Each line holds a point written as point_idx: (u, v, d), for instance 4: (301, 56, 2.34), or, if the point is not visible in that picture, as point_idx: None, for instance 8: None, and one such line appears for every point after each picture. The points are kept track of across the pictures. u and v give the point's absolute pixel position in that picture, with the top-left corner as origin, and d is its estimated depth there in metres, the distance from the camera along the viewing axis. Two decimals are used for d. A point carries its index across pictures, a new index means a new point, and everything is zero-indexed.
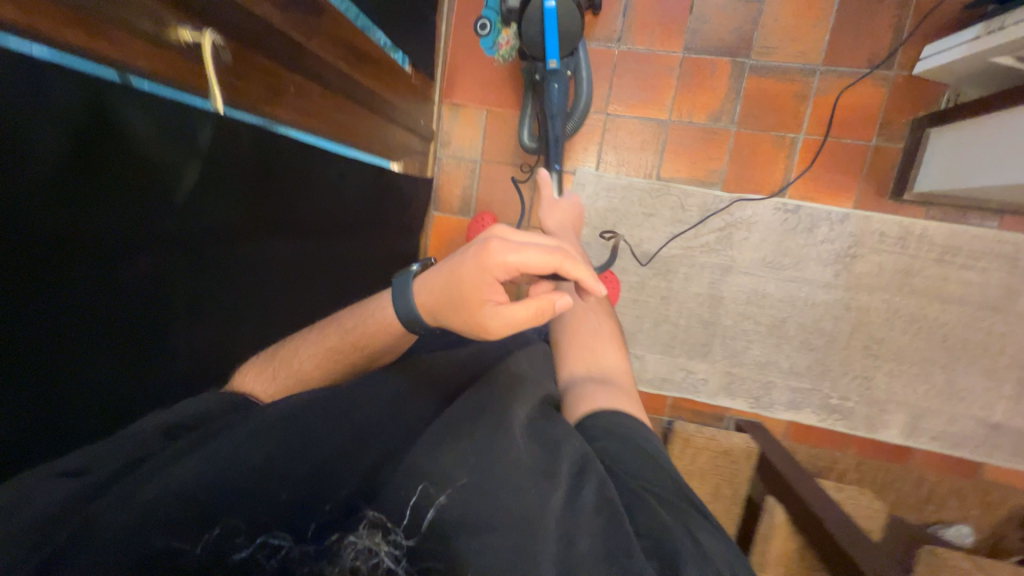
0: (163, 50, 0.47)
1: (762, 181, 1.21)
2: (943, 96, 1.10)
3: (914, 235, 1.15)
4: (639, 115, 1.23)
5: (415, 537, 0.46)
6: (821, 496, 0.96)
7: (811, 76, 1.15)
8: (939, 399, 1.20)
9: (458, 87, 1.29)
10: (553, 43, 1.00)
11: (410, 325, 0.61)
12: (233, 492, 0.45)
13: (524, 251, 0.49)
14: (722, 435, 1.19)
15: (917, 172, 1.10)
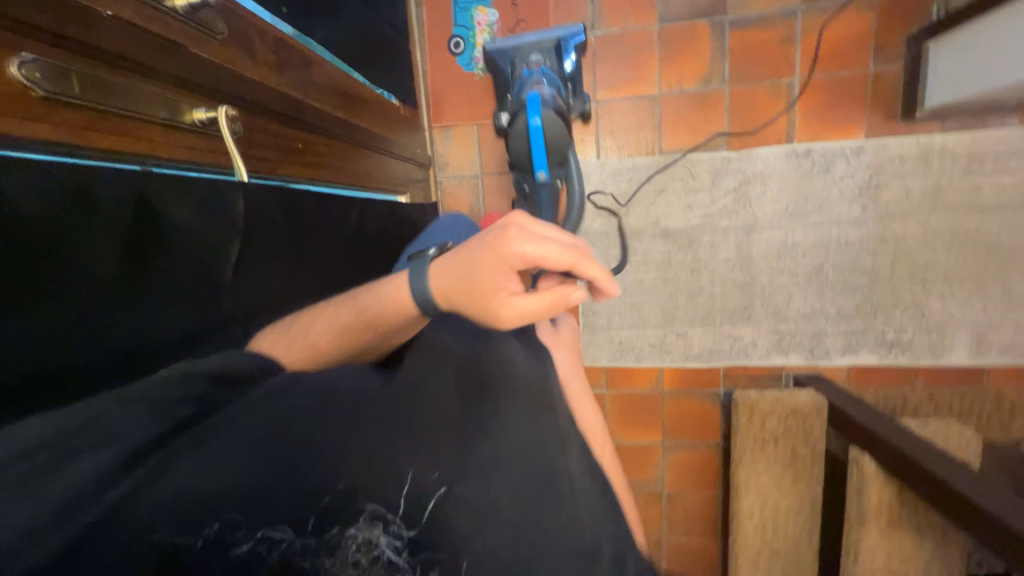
0: (179, 132, 0.48)
1: (766, 132, 1.19)
2: (932, 7, 1.07)
3: (934, 152, 1.12)
4: (629, 95, 1.22)
5: (415, 529, 0.47)
6: (907, 436, 0.92)
7: (792, 18, 1.13)
8: (999, 311, 1.16)
9: (444, 109, 1.30)
10: (540, 158, 1.03)
11: (423, 306, 0.58)
12: (262, 486, 0.40)
13: (542, 244, 0.52)
14: (785, 395, 1.16)
15: (924, 88, 1.06)
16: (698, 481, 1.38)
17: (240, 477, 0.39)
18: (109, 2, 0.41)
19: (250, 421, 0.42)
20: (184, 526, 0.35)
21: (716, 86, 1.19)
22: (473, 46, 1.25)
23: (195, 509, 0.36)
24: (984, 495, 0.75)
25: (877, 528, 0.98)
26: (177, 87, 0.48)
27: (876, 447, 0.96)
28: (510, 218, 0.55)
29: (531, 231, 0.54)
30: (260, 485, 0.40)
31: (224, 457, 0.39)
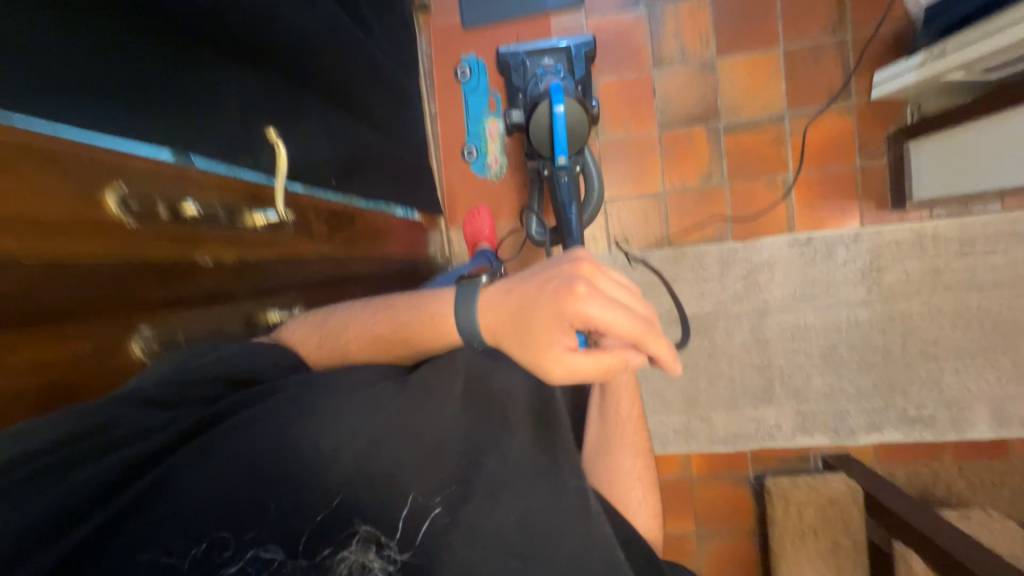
0: (249, 346, 0.53)
1: (767, 223, 1.26)
2: (906, 111, 1.18)
3: (927, 236, 1.19)
4: (636, 193, 1.30)
5: (408, 551, 0.46)
6: (951, 531, 0.92)
7: (780, 122, 1.23)
8: (1013, 383, 1.19)
9: (460, 212, 1.36)
10: (561, 142, 1.02)
11: (467, 338, 0.56)
12: (257, 501, 0.43)
13: (610, 311, 0.48)
14: (821, 481, 1.15)
15: (911, 182, 1.15)
16: (736, 570, 1.33)
17: (235, 494, 0.42)
18: (200, 253, 0.50)
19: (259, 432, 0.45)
20: (195, 539, 0.40)
21: (717, 183, 1.27)
22: (486, 154, 1.33)
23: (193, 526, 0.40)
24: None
25: None
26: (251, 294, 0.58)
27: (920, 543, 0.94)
28: (580, 270, 0.51)
29: (598, 291, 0.50)
30: (247, 498, 0.43)
31: (234, 462, 0.43)
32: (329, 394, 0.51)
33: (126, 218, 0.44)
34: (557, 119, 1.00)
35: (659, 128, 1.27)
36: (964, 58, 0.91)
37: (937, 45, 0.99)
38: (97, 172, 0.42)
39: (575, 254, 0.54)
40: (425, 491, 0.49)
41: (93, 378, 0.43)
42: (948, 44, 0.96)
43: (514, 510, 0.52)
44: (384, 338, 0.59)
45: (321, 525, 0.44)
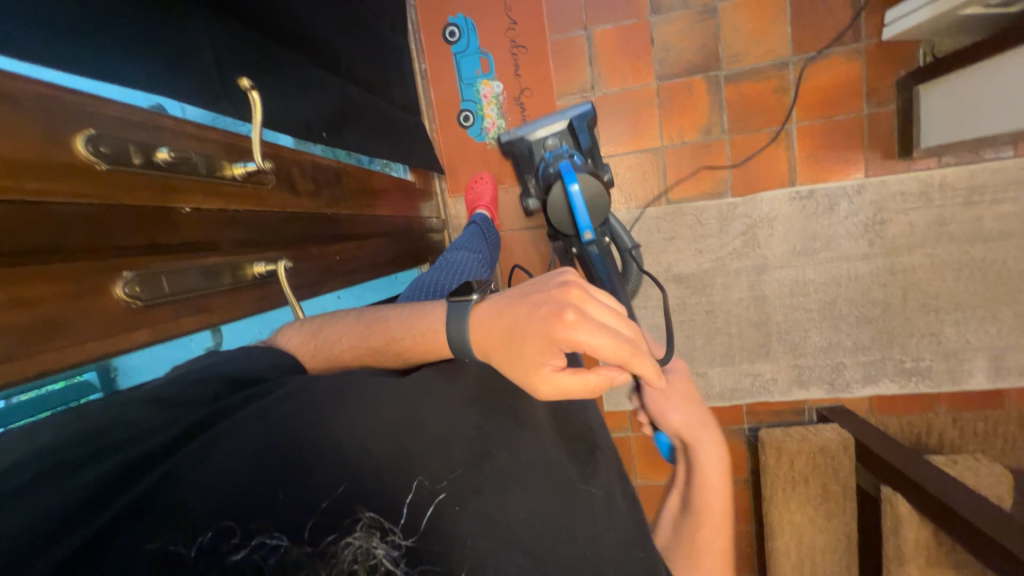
0: (246, 291, 0.52)
1: (768, 177, 1.23)
2: (919, 51, 1.12)
3: (934, 186, 1.16)
4: (633, 150, 1.27)
5: (417, 535, 0.38)
6: (936, 474, 0.94)
7: (784, 69, 1.17)
8: (1013, 334, 1.19)
9: (456, 175, 1.35)
10: (583, 219, 0.95)
11: (456, 351, 0.52)
12: (258, 487, 0.35)
13: (599, 336, 0.45)
14: (815, 432, 1.18)
15: (919, 129, 1.11)
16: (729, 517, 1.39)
17: (234, 484, 0.35)
18: (189, 197, 0.46)
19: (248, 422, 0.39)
20: (184, 531, 0.32)
21: (718, 136, 1.23)
22: (482, 117, 1.30)
23: (193, 514, 0.33)
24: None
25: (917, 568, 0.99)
26: (245, 248, 0.53)
27: (909, 489, 0.97)
28: (568, 293, 0.48)
29: (589, 314, 0.47)
30: (252, 480, 0.36)
31: (232, 449, 0.37)
32: (318, 383, 0.45)
33: (96, 160, 0.38)
34: (573, 199, 0.95)
35: (658, 80, 1.22)
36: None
37: None
38: (59, 113, 0.36)
39: (565, 275, 0.51)
40: (432, 473, 0.42)
41: (104, 340, 0.39)
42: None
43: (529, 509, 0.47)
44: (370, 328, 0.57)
45: (329, 510, 0.36)
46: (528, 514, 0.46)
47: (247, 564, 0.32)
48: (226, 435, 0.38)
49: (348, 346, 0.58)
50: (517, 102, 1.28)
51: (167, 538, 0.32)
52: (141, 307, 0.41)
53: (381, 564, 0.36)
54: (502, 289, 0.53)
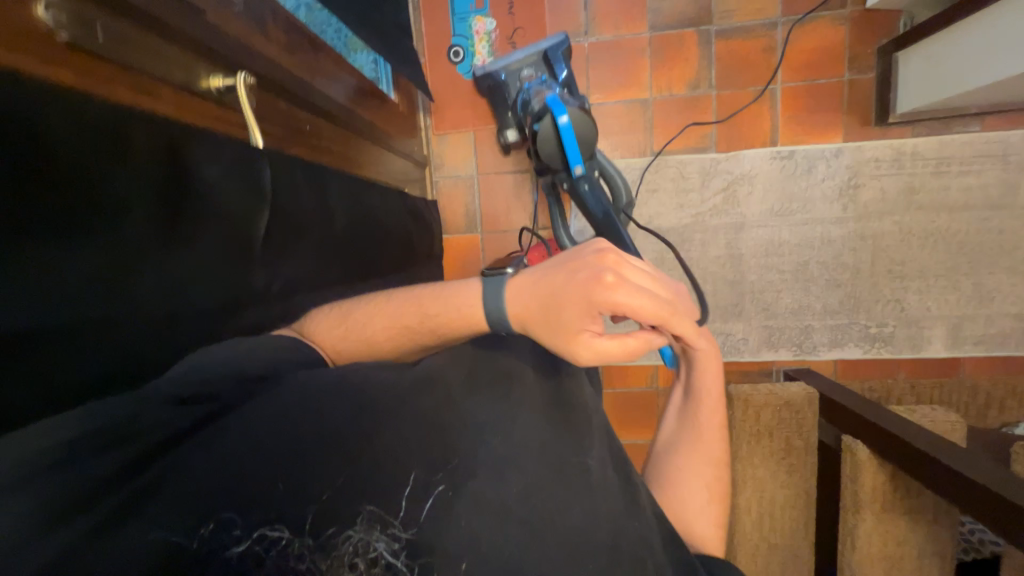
0: (194, 95, 0.49)
1: (751, 136, 1.24)
2: (899, 22, 1.16)
3: (906, 154, 1.19)
4: (621, 99, 1.26)
5: (414, 528, 0.39)
6: (895, 419, 0.95)
7: (772, 30, 1.20)
8: (970, 304, 1.23)
9: (442, 112, 1.32)
10: (575, 152, 0.93)
11: (495, 325, 0.58)
12: (265, 492, 0.35)
13: (638, 297, 0.53)
14: (782, 387, 1.18)
15: (895, 95, 1.15)
16: None
17: (242, 467, 0.35)
18: None
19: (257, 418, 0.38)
20: (183, 524, 0.32)
21: (705, 92, 1.24)
22: (472, 54, 1.28)
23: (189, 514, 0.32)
24: (998, 480, 0.75)
25: (874, 515, 0.99)
26: (199, 54, 0.49)
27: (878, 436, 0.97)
28: (604, 259, 0.55)
29: (628, 279, 0.54)
30: (259, 480, 0.35)
31: (241, 452, 0.36)
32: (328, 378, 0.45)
33: None
34: (563, 130, 0.91)
35: (650, 30, 1.23)
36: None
37: None
38: None
39: (597, 244, 0.58)
40: (427, 467, 0.42)
41: (27, 58, 0.34)
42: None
43: (531, 500, 0.46)
44: (402, 310, 0.59)
45: (329, 504, 0.36)
46: (518, 488, 0.46)
47: (251, 559, 0.32)
48: (228, 427, 0.37)
49: (380, 328, 0.59)
50: (509, 42, 1.26)
51: (166, 530, 0.31)
52: (68, 43, 0.37)
53: (382, 556, 0.37)
54: (535, 264, 0.59)
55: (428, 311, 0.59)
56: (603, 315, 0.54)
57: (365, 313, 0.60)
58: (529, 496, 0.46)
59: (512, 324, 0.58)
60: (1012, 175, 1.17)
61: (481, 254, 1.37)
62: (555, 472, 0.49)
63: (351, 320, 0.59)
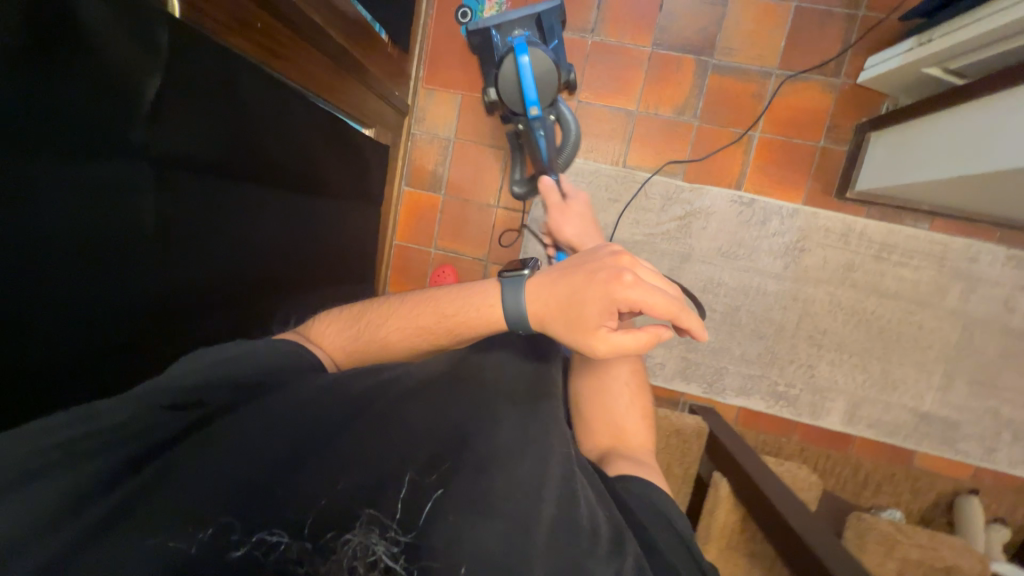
0: None
1: (719, 174, 1.27)
2: (882, 106, 1.19)
3: (855, 232, 1.24)
4: (608, 104, 1.28)
5: (412, 532, 0.47)
6: (761, 467, 1.00)
7: (765, 79, 1.22)
8: (875, 388, 1.28)
9: (436, 69, 1.32)
10: (531, 91, 0.97)
11: (514, 323, 0.67)
12: (257, 497, 0.46)
13: (649, 294, 0.58)
14: (684, 415, 1.21)
15: (858, 172, 1.19)
16: None
17: (236, 472, 0.47)
18: None
19: (240, 430, 0.51)
20: (188, 531, 0.43)
21: (689, 120, 1.26)
22: (479, 20, 1.28)
23: (192, 519, 0.43)
24: (822, 541, 0.81)
25: (718, 552, 1.04)
26: None
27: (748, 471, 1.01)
28: (619, 260, 0.62)
29: (639, 278, 0.60)
30: (250, 485, 0.47)
31: (224, 463, 0.47)
32: (308, 393, 0.58)
33: None
34: (524, 70, 0.95)
35: (653, 45, 1.24)
36: (970, 32, 0.89)
37: (926, 33, 1.01)
38: None
39: (614, 248, 0.65)
40: (420, 470, 0.52)
41: None
42: (937, 30, 0.98)
43: (506, 492, 0.51)
44: (418, 313, 0.71)
45: (326, 511, 0.46)
46: (507, 486, 0.52)
47: (252, 557, 0.42)
48: (224, 434, 0.50)
49: (394, 328, 0.72)
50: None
51: (168, 534, 0.42)
52: None
53: (380, 558, 0.44)
54: (555, 267, 0.67)
55: (443, 312, 0.70)
56: (619, 311, 0.60)
57: (381, 315, 0.73)
58: (513, 493, 0.51)
59: (533, 323, 0.66)
60: (943, 279, 1.22)
61: (438, 216, 1.38)
62: (533, 468, 0.55)
63: (367, 320, 0.73)
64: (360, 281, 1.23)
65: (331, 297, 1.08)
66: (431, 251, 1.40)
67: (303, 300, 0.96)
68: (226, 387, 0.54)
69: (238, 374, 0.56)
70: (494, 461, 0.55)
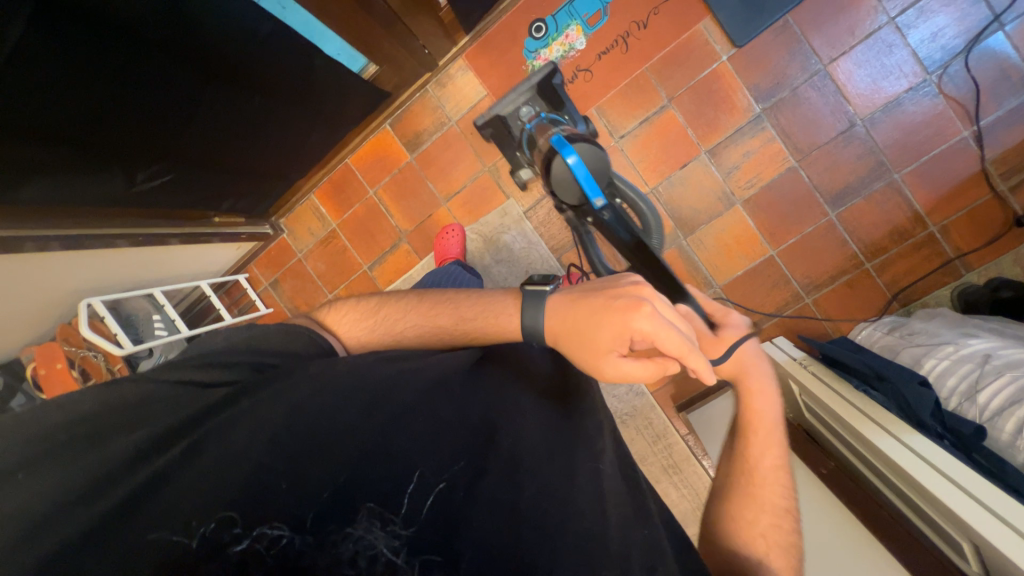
0: None
1: (681, 217, 1.20)
2: (841, 276, 1.16)
3: (785, 345, 1.13)
4: (646, 153, 1.19)
5: (414, 526, 0.42)
6: None
7: (786, 170, 1.14)
8: (654, 450, 1.21)
9: (487, 51, 1.21)
10: (593, 187, 0.77)
11: (528, 335, 0.62)
12: (255, 492, 0.42)
13: (661, 330, 0.52)
14: (627, 397, 1.25)
15: (826, 286, 1.16)
16: None
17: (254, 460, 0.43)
18: None
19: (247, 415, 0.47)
20: (189, 527, 0.39)
21: (726, 199, 1.17)
22: (546, 43, 1.17)
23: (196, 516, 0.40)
24: None
25: None
26: None
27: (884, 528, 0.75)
28: (641, 289, 0.56)
29: (659, 311, 0.54)
30: (260, 483, 0.42)
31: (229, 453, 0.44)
32: (327, 364, 0.54)
33: None
34: (579, 174, 0.76)
35: (709, 156, 1.16)
36: (899, 482, 0.74)
37: (812, 360, 1.03)
38: None
39: (636, 278, 0.59)
40: (432, 468, 0.46)
41: None
42: (814, 365, 1.00)
43: (524, 497, 0.48)
44: (436, 315, 0.68)
45: (331, 505, 0.42)
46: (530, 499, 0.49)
47: (252, 554, 0.39)
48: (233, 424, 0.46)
49: (410, 325, 0.68)
50: (574, 72, 1.18)
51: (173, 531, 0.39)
52: None
53: (382, 553, 0.40)
54: (577, 284, 0.62)
55: (463, 316, 0.67)
56: (630, 341, 0.54)
57: (404, 305, 0.69)
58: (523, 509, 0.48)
59: (547, 338, 0.61)
60: None
61: (394, 170, 1.31)
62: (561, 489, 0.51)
63: (387, 310, 0.69)
64: (273, 176, 1.20)
65: (214, 179, 1.05)
66: (369, 193, 1.33)
67: (191, 169, 0.98)
68: (248, 367, 0.51)
69: (250, 357, 0.52)
70: (520, 462, 0.51)
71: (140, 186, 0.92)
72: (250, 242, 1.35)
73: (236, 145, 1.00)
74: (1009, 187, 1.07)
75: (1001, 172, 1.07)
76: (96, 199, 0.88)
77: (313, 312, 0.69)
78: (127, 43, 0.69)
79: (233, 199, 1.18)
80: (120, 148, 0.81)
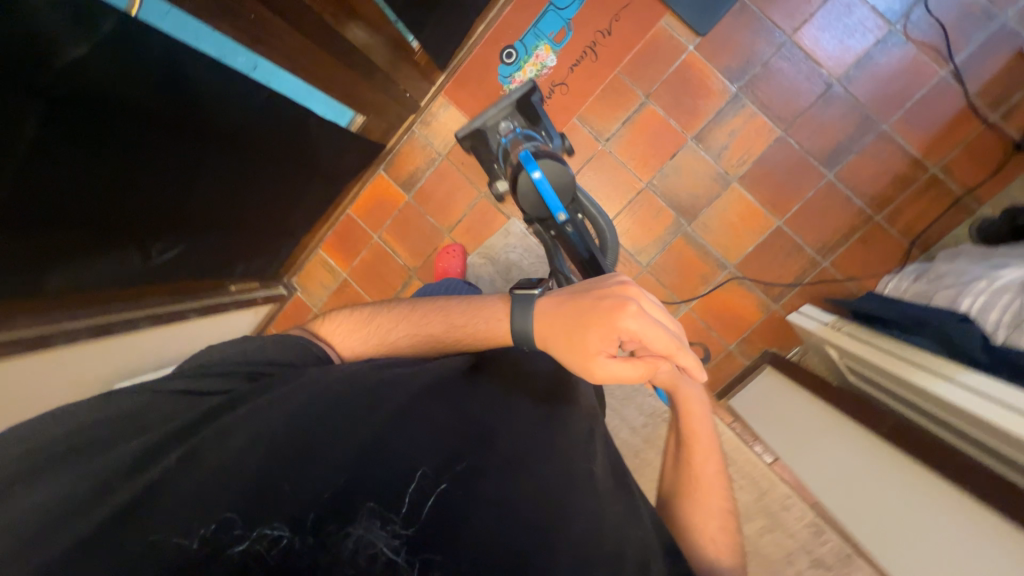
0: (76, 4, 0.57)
1: (683, 205, 1.20)
2: (855, 233, 1.15)
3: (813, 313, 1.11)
4: (635, 151, 1.21)
5: (415, 526, 0.41)
6: None
7: (774, 141, 1.16)
8: None
9: (463, 85, 1.26)
10: (554, 202, 0.80)
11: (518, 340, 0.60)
12: (257, 494, 0.41)
13: (650, 328, 0.52)
14: None
15: (842, 246, 1.15)
16: None
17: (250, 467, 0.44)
18: None
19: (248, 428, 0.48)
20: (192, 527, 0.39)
21: (721, 179, 1.18)
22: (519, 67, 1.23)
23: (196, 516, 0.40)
24: None
25: None
26: None
27: (941, 462, 0.70)
28: (626, 289, 0.55)
29: (647, 310, 0.54)
30: (265, 484, 0.42)
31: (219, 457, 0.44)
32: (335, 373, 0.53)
33: None
34: (540, 189, 0.80)
35: (696, 141, 1.18)
36: (962, 422, 0.71)
37: (846, 321, 1.01)
38: None
39: (621, 277, 0.58)
40: (433, 468, 0.45)
41: None
42: (852, 327, 0.97)
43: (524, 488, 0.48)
44: (427, 318, 0.66)
45: (331, 504, 0.41)
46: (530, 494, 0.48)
47: (251, 554, 0.38)
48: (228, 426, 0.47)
49: (401, 332, 0.66)
50: (550, 88, 1.23)
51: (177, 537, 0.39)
52: None
53: (382, 552, 0.39)
54: (565, 287, 0.61)
55: (451, 323, 0.65)
56: (618, 341, 0.54)
57: (395, 318, 0.67)
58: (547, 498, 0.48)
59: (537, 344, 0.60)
60: None
61: (394, 211, 1.34)
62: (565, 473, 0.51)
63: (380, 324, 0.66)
64: (279, 234, 1.24)
65: (223, 245, 1.09)
66: (373, 237, 1.37)
67: (201, 238, 1.01)
68: (241, 376, 0.53)
69: (244, 364, 0.53)
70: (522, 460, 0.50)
71: (154, 260, 0.95)
72: (267, 305, 1.37)
73: (240, 208, 1.03)
74: (1001, 116, 1.07)
75: (988, 103, 1.08)
76: (113, 280, 0.91)
77: (310, 321, 0.69)
78: (134, 128, 0.73)
79: (244, 263, 1.21)
80: (133, 224, 0.84)
